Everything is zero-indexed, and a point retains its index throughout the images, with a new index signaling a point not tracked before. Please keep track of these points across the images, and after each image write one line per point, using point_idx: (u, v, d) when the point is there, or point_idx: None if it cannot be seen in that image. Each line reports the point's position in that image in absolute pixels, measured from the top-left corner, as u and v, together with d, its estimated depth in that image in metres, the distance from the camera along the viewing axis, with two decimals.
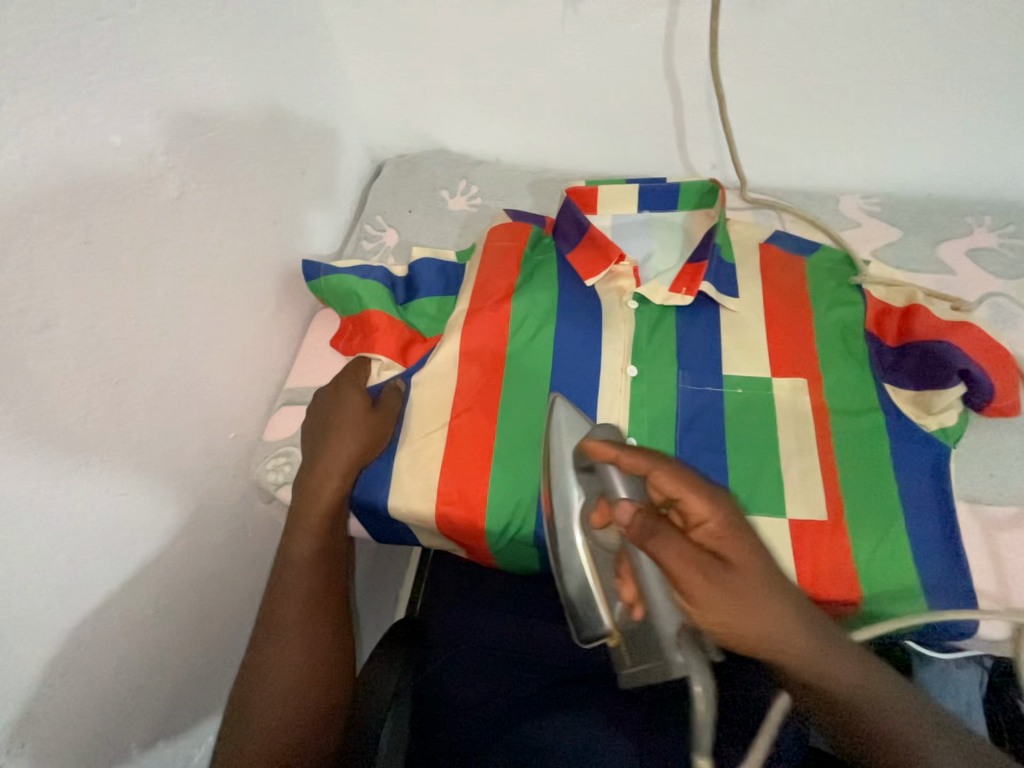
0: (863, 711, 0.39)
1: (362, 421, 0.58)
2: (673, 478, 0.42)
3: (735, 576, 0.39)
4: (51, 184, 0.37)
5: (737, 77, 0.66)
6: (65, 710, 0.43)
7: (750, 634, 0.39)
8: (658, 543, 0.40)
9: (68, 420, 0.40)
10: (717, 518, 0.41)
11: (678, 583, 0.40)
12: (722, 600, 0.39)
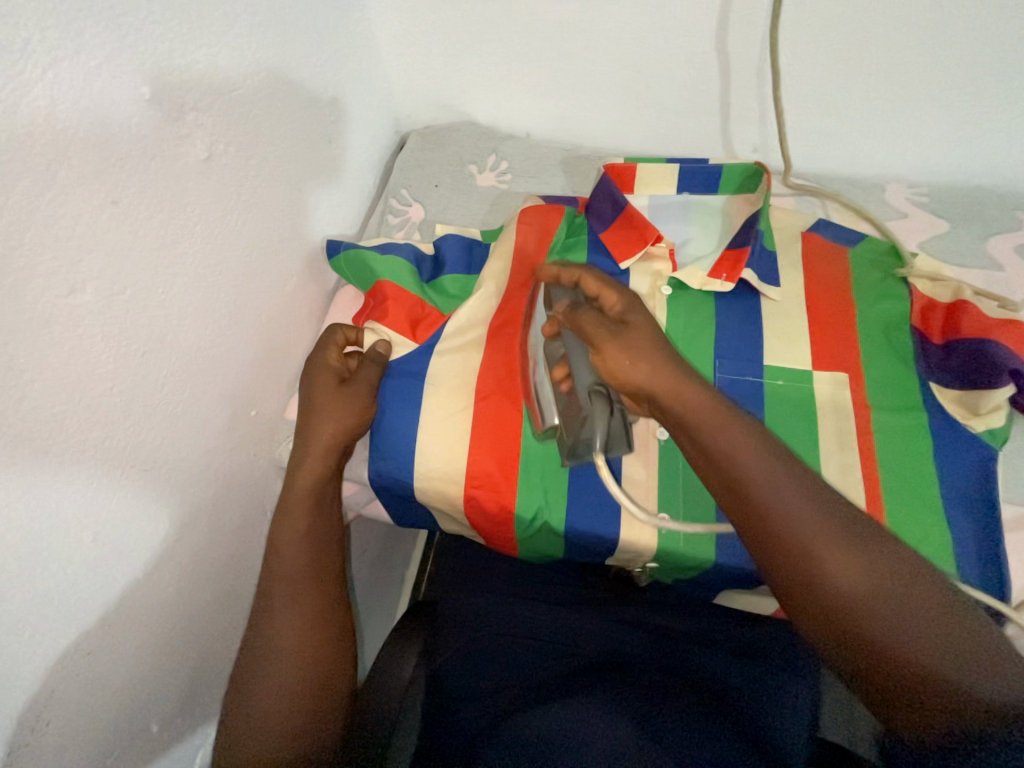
0: (768, 498, 0.39)
1: (330, 404, 0.54)
2: (595, 280, 0.52)
3: (636, 334, 0.46)
4: (79, 136, 0.34)
5: (789, 54, 0.63)
6: (88, 688, 0.42)
7: (653, 386, 0.44)
8: (576, 312, 0.49)
9: (94, 390, 0.38)
10: (628, 302, 0.49)
11: (593, 341, 0.47)
12: (624, 350, 0.45)
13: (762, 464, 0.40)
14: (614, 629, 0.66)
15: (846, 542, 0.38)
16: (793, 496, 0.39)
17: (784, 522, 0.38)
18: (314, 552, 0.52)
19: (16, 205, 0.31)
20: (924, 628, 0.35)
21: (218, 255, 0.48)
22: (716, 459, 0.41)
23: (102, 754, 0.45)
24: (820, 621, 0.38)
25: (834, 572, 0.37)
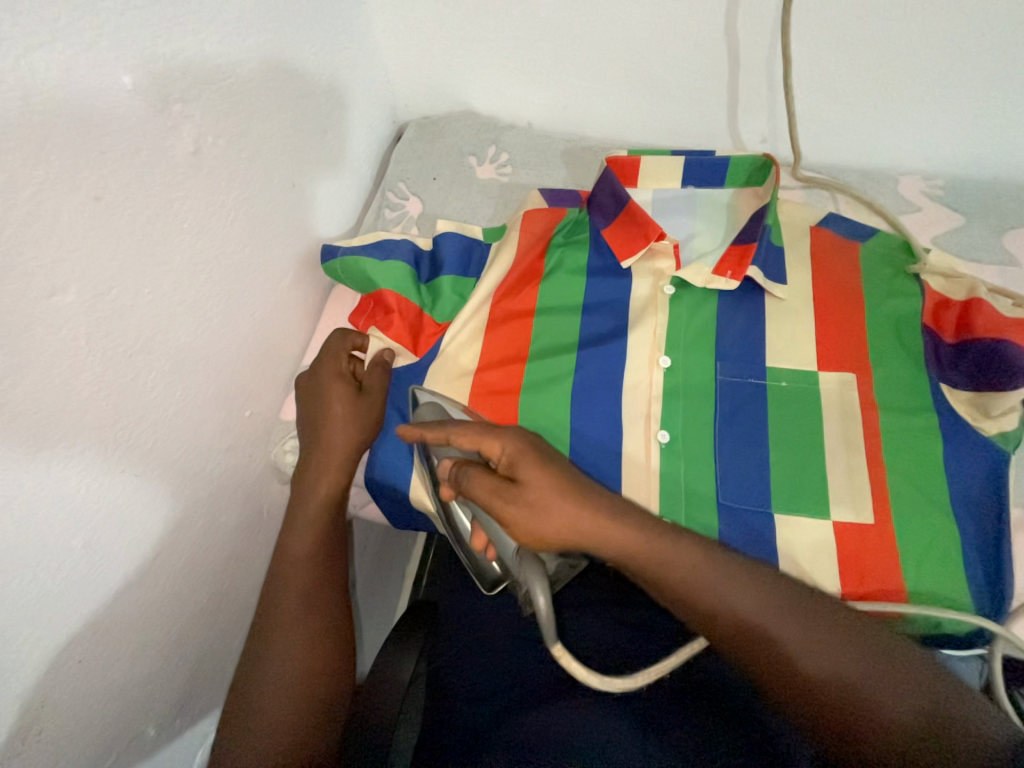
0: (715, 607, 0.44)
1: (350, 417, 0.56)
2: (464, 434, 0.46)
3: (532, 490, 0.44)
4: (58, 129, 0.33)
5: (802, 38, 0.60)
6: (82, 695, 0.42)
7: (577, 531, 0.44)
8: (467, 484, 0.46)
9: (81, 395, 0.37)
10: (515, 452, 0.46)
11: (499, 515, 0.45)
12: (541, 507, 0.44)
13: (698, 567, 0.45)
14: (617, 630, 0.66)
15: (790, 623, 0.43)
16: (734, 592, 0.44)
17: (736, 618, 0.44)
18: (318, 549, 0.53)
19: None
20: (886, 685, 0.40)
21: (208, 253, 0.46)
22: (664, 578, 0.45)
23: (99, 757, 0.45)
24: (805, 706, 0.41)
25: (795, 652, 0.42)
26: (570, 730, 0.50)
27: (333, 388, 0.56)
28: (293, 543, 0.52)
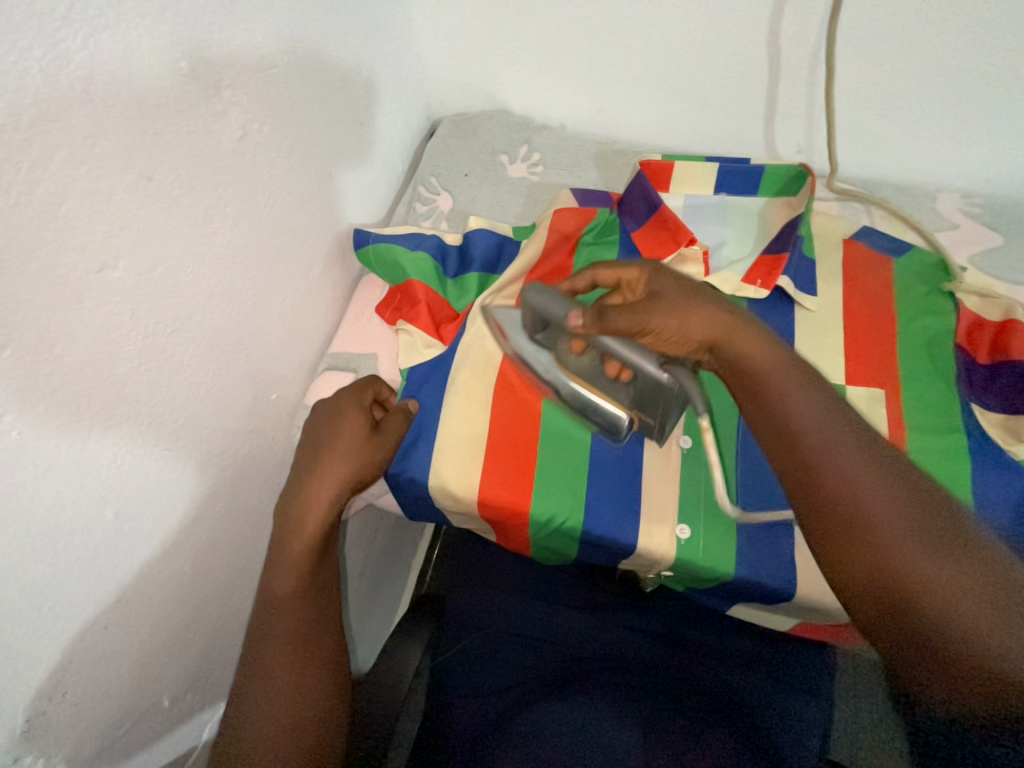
0: (816, 453, 0.39)
1: (357, 446, 0.52)
2: (611, 267, 0.51)
3: (672, 299, 0.46)
4: (117, 108, 0.34)
5: (847, 48, 0.60)
6: (104, 663, 0.43)
7: (713, 333, 0.44)
8: (609, 317, 0.46)
9: (122, 368, 0.38)
10: (651, 272, 0.49)
11: (637, 329, 0.45)
12: (675, 316, 0.45)
13: (821, 421, 0.40)
14: (622, 634, 0.66)
15: (901, 507, 0.36)
16: (856, 458, 0.38)
17: (843, 484, 0.37)
18: (322, 547, 0.49)
19: (52, 177, 0.31)
20: (999, 617, 0.32)
21: (247, 236, 0.47)
22: (773, 418, 0.41)
23: (114, 725, 0.45)
24: (869, 590, 0.35)
25: (899, 543, 0.35)
26: (573, 718, 0.50)
27: (352, 419, 0.53)
28: None
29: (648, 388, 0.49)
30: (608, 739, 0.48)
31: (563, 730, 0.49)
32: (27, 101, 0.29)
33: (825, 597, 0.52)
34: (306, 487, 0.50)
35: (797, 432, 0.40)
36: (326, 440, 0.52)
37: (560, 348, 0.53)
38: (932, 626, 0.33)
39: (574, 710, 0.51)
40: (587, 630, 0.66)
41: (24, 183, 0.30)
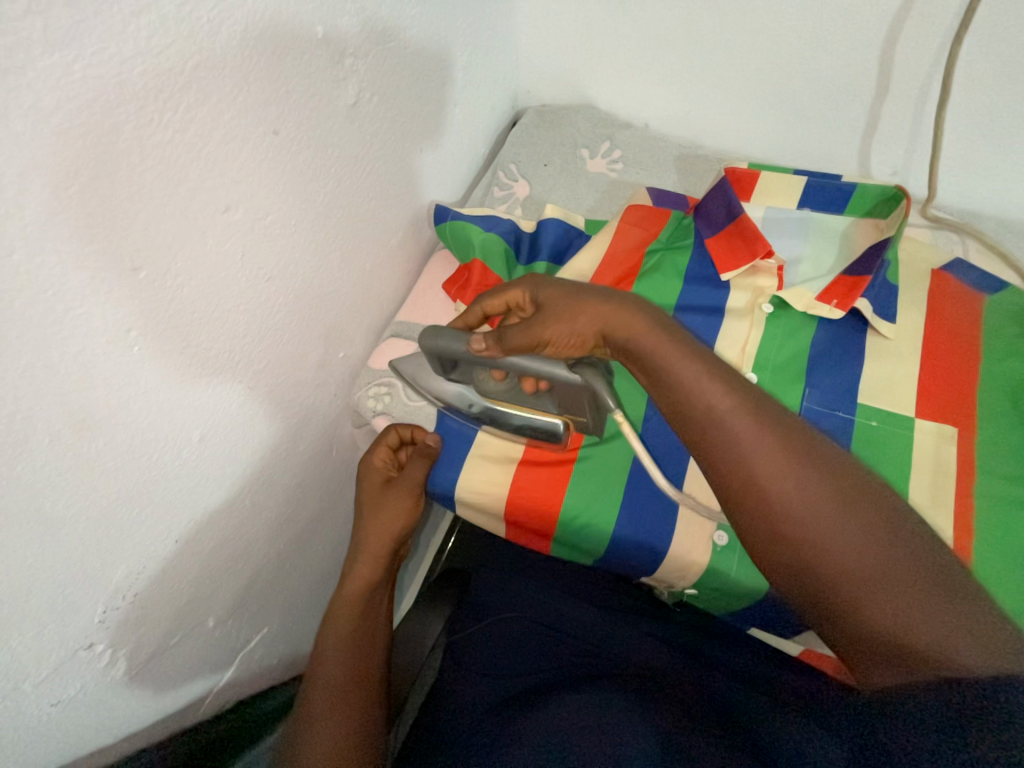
0: (709, 421, 0.38)
1: (382, 499, 0.59)
2: (495, 297, 0.51)
3: (553, 311, 0.46)
4: (259, 63, 0.36)
5: (967, 69, 0.57)
6: (168, 576, 0.46)
7: (601, 323, 0.45)
8: (507, 337, 0.48)
9: (227, 304, 0.41)
10: (532, 289, 0.49)
11: (538, 343, 0.47)
12: (564, 322, 0.46)
13: (791, 474, 0.35)
14: (640, 638, 0.65)
15: (782, 465, 0.36)
16: (817, 501, 0.34)
17: (740, 459, 0.36)
18: (388, 525, 0.59)
19: (202, 120, 0.34)
20: (892, 573, 0.33)
21: (344, 198, 0.50)
22: (719, 461, 0.37)
23: (167, 635, 0.49)
24: (779, 561, 0.35)
25: (792, 507, 0.35)
26: (588, 714, 0.49)
27: (372, 480, 0.60)
28: (370, 518, 0.59)
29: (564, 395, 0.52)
30: (624, 741, 0.46)
31: (581, 724, 0.48)
32: (194, 48, 0.32)
33: None
34: (358, 545, 0.59)
35: (754, 483, 0.36)
36: (361, 504, 0.61)
37: (478, 377, 0.56)
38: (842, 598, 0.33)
39: (587, 707, 0.50)
40: (605, 628, 0.67)
41: (179, 121, 0.32)
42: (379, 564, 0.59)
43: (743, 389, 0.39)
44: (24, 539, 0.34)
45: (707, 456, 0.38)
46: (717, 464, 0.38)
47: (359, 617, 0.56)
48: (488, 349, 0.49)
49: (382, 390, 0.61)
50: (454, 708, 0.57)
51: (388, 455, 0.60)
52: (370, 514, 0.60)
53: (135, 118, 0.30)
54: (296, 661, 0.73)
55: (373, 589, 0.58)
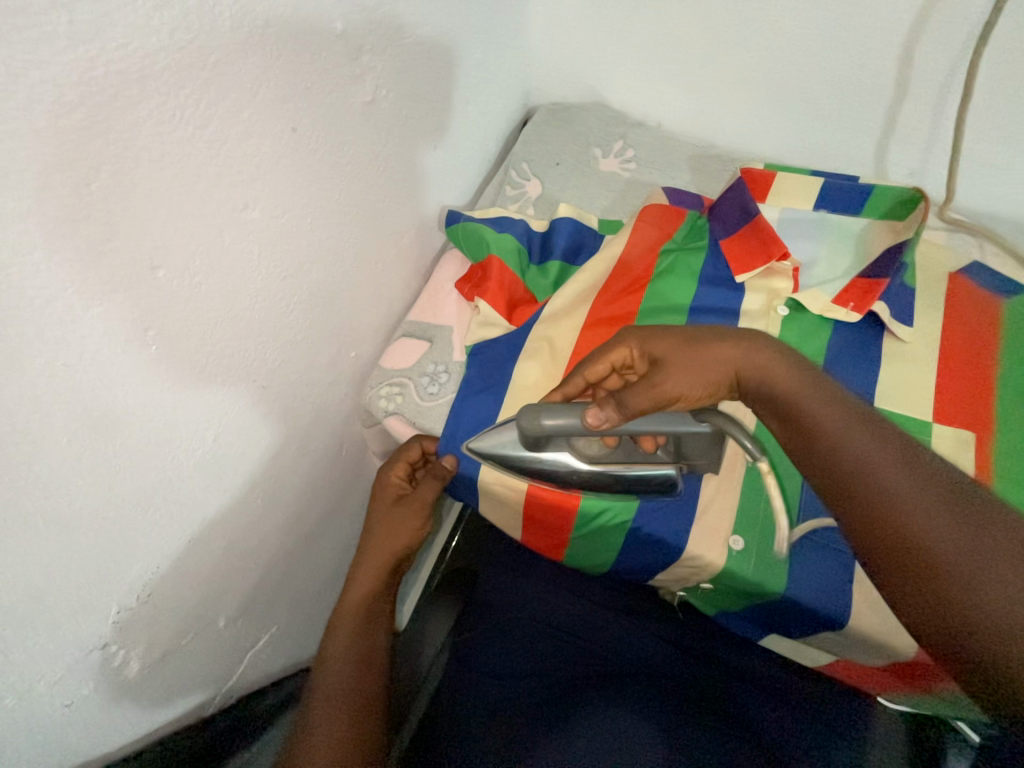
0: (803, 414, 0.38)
1: (388, 513, 0.62)
2: (599, 357, 0.46)
3: (676, 363, 0.43)
4: (279, 59, 0.36)
5: (988, 69, 0.56)
6: (181, 575, 0.46)
7: (727, 365, 0.42)
8: (630, 402, 0.41)
9: (242, 303, 0.40)
10: (642, 342, 0.45)
11: (665, 401, 0.43)
12: (691, 375, 0.42)
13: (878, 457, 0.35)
14: (649, 640, 0.65)
15: (886, 461, 0.35)
16: (908, 489, 0.33)
17: (842, 454, 0.36)
18: (389, 535, 0.62)
19: (223, 117, 0.33)
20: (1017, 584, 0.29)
21: (359, 195, 0.49)
22: (817, 454, 0.37)
23: (179, 634, 0.49)
24: (886, 563, 0.33)
25: (901, 503, 0.33)
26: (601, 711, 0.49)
27: (382, 495, 0.62)
28: (374, 529, 0.62)
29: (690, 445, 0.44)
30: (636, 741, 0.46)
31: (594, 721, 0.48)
32: (215, 43, 0.31)
33: (877, 635, 0.50)
34: (361, 556, 0.61)
35: (854, 475, 0.35)
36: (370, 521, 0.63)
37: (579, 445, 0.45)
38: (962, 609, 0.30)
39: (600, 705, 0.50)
40: (614, 631, 0.66)
41: (200, 117, 0.32)
42: (382, 572, 0.61)
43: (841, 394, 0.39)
44: (41, 539, 0.33)
45: (805, 451, 0.38)
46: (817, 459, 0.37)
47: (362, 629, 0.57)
48: (609, 422, 0.41)
49: (394, 389, 0.61)
50: (461, 713, 0.57)
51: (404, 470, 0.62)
52: (376, 524, 0.63)
53: (156, 114, 0.30)
54: (304, 660, 0.73)
55: (372, 599, 0.59)
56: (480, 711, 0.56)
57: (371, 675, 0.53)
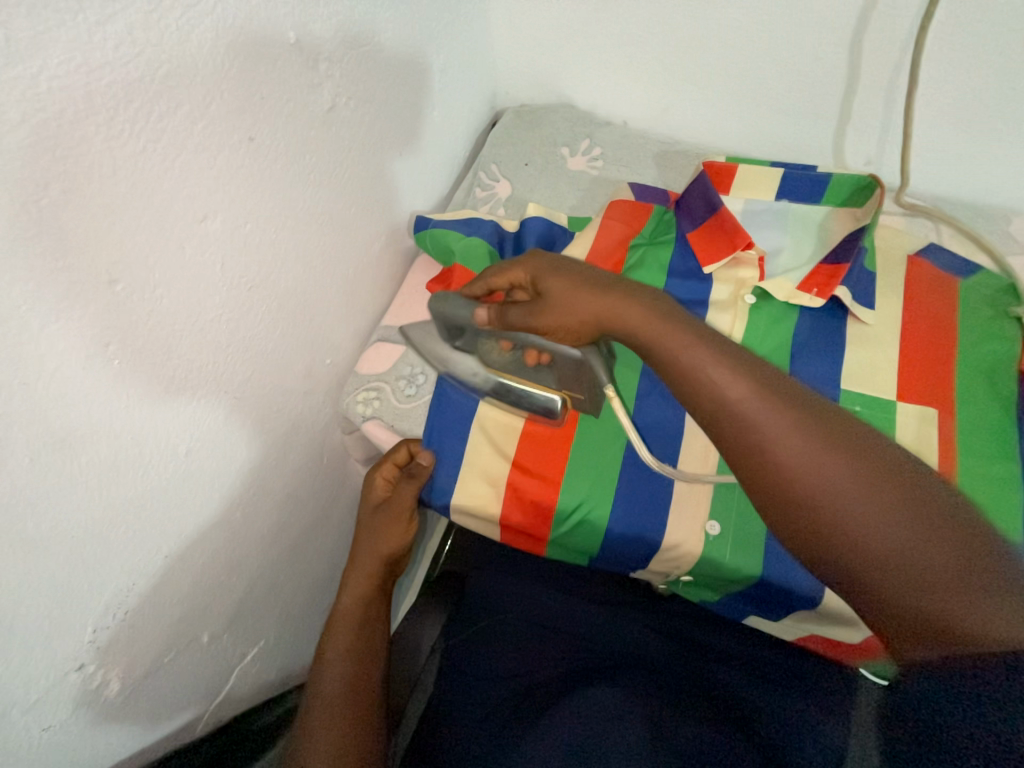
0: (733, 418, 0.38)
1: (378, 511, 0.61)
2: (501, 274, 0.52)
3: (558, 295, 0.48)
4: (232, 71, 0.36)
5: (933, 59, 0.59)
6: (160, 592, 0.45)
7: (606, 311, 0.46)
8: (510, 314, 0.50)
9: (207, 316, 0.40)
10: (540, 270, 0.50)
11: (537, 325, 0.49)
12: (569, 309, 0.47)
13: (803, 447, 0.36)
14: (636, 632, 0.66)
15: (810, 453, 0.36)
16: (847, 485, 0.35)
17: (771, 454, 0.36)
18: (385, 535, 0.60)
19: (175, 129, 0.33)
20: (925, 553, 0.33)
21: (324, 202, 0.49)
22: (749, 456, 0.37)
23: (161, 652, 0.48)
24: (823, 554, 0.35)
25: (828, 496, 0.35)
26: (584, 711, 0.49)
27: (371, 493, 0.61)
28: (371, 527, 0.61)
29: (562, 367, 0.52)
30: (621, 737, 0.46)
31: (575, 722, 0.48)
32: (163, 56, 0.31)
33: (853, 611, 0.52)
34: (358, 549, 0.61)
35: (786, 475, 0.36)
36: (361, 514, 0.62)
37: (483, 346, 0.57)
38: (886, 586, 0.34)
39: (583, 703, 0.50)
40: (602, 626, 0.67)
41: (151, 130, 0.32)
42: (378, 572, 0.60)
43: (762, 380, 0.39)
44: (8, 561, 0.33)
45: (737, 451, 0.38)
46: (751, 460, 0.37)
47: (357, 635, 0.56)
48: (489, 320, 0.52)
49: (371, 394, 0.61)
50: (452, 713, 0.57)
51: (390, 470, 0.60)
52: (372, 517, 0.61)
53: (104, 129, 0.30)
54: (295, 672, 0.72)
55: (369, 599, 0.59)
56: (473, 712, 0.57)
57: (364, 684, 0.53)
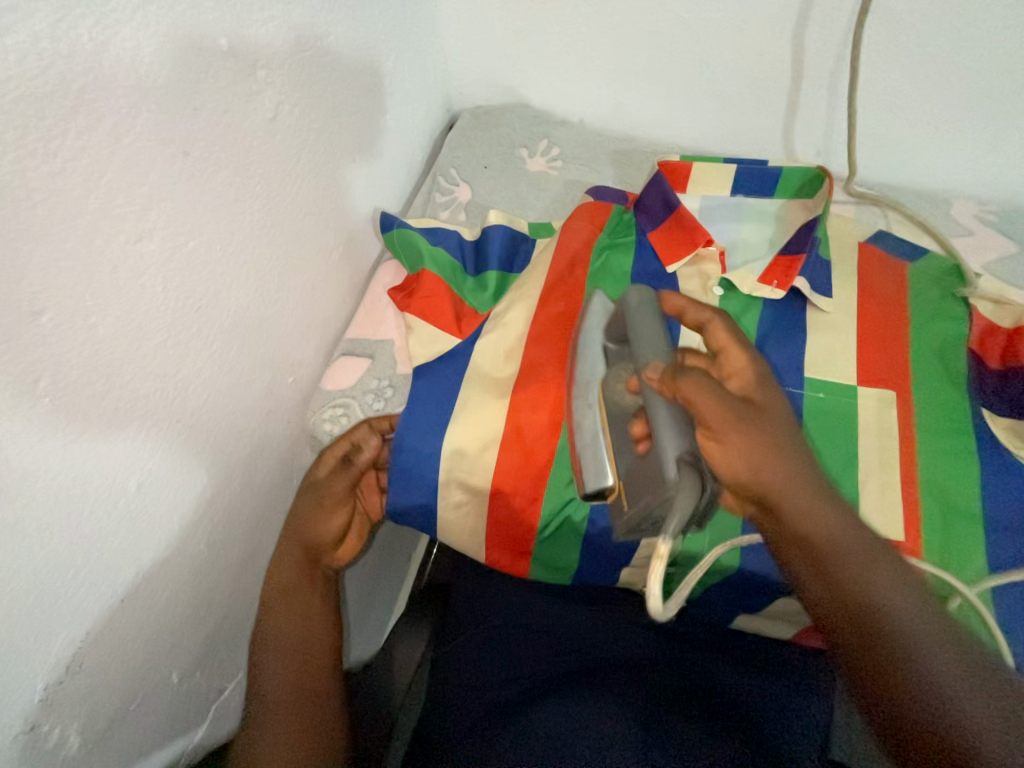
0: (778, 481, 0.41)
1: (311, 486, 0.56)
2: (727, 332, 0.48)
3: (756, 420, 0.42)
4: (159, 82, 0.34)
5: (871, 51, 0.61)
6: (119, 636, 0.43)
7: (773, 467, 0.41)
8: (695, 391, 0.41)
9: (151, 341, 0.38)
10: (759, 379, 0.46)
11: (709, 426, 0.41)
12: (749, 445, 0.41)
13: (839, 527, 0.39)
14: (624, 626, 0.66)
15: (840, 530, 0.39)
16: (860, 561, 0.38)
17: (808, 520, 0.39)
18: (312, 511, 0.55)
19: (97, 146, 0.31)
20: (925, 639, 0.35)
21: (274, 215, 0.48)
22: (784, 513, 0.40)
23: (126, 699, 0.45)
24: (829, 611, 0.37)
25: (844, 562, 0.38)
26: (566, 716, 0.50)
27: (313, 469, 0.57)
28: (300, 506, 0.55)
29: (648, 467, 0.42)
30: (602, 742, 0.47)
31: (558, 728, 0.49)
32: (78, 68, 0.29)
33: None
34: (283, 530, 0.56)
35: (814, 538, 0.39)
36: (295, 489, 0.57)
37: (617, 374, 0.48)
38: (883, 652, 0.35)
39: (565, 708, 0.50)
40: (586, 621, 0.66)
41: (70, 148, 0.30)
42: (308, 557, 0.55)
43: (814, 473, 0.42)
44: None
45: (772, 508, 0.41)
46: (784, 515, 0.40)
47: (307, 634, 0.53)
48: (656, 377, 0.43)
49: (338, 411, 0.59)
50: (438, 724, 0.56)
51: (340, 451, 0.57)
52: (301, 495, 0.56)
53: (14, 148, 0.27)
54: None
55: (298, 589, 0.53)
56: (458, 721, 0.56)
57: (319, 676, 0.51)
